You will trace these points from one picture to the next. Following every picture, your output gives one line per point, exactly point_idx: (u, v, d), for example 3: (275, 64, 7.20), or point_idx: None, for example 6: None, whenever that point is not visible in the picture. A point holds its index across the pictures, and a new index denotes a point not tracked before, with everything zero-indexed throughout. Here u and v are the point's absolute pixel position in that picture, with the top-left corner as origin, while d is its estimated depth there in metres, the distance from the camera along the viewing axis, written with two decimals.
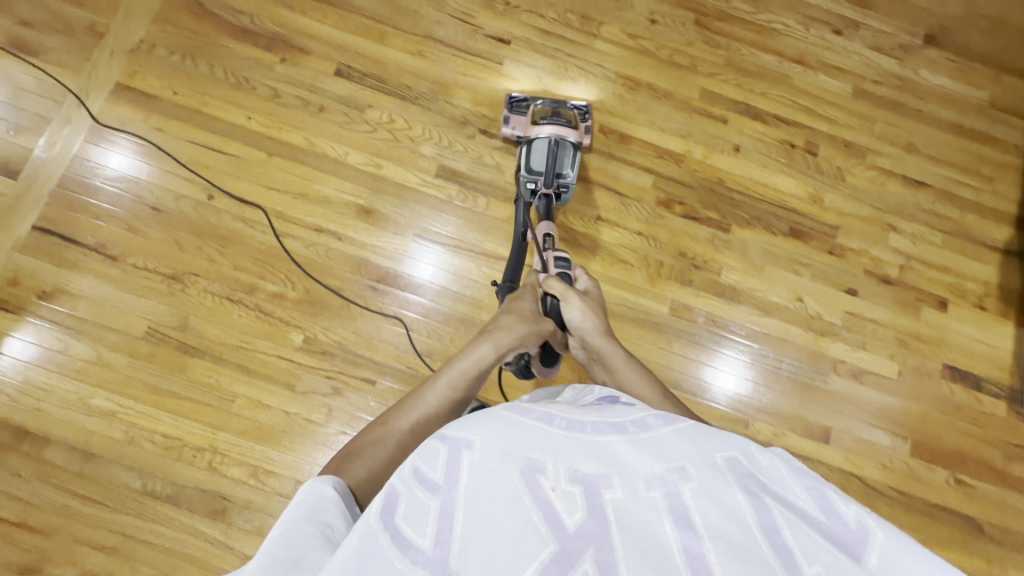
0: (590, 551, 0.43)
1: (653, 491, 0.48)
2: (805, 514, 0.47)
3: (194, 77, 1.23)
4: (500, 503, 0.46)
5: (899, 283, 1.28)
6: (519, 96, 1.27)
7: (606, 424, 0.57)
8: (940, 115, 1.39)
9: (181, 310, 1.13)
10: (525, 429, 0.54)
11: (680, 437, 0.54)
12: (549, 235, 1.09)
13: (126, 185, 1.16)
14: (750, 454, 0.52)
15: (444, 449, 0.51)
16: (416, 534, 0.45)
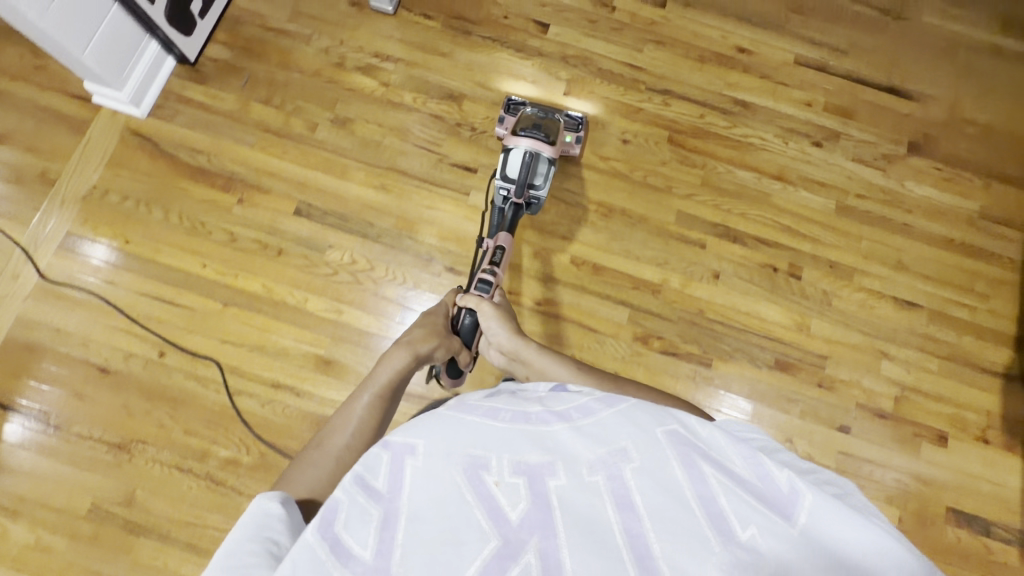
0: (533, 541, 0.45)
1: (595, 475, 0.49)
2: (736, 476, 0.50)
3: (147, 225, 1.19)
4: (443, 502, 0.47)
5: (896, 417, 1.21)
6: (519, 100, 1.28)
7: (550, 414, 0.58)
8: (932, 224, 1.33)
9: (126, 486, 1.06)
10: (463, 427, 0.54)
11: (620, 418, 0.55)
12: (501, 247, 1.10)
13: (75, 344, 1.11)
14: (688, 426, 0.54)
15: (389, 457, 0.51)
16: (357, 545, 0.44)
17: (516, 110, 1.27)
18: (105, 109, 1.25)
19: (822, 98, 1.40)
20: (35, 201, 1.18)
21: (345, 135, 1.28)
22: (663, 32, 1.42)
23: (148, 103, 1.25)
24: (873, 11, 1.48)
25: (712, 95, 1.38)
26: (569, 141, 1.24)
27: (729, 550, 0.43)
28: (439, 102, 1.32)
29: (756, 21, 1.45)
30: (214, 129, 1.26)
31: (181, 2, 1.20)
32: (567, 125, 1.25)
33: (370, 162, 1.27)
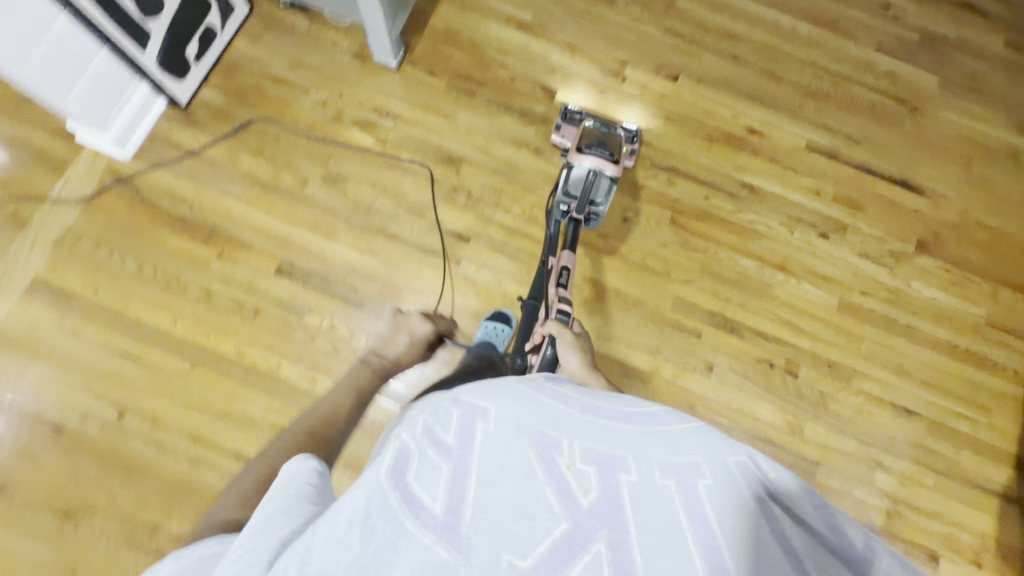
0: (602, 531, 0.44)
1: (667, 480, 0.49)
2: (811, 528, 0.48)
3: (119, 278, 1.14)
4: (506, 472, 0.48)
5: (887, 534, 1.16)
6: (576, 108, 1.30)
7: (618, 415, 0.62)
8: (935, 331, 1.29)
9: (69, 559, 0.99)
10: (539, 404, 0.59)
11: (691, 436, 0.57)
12: (565, 269, 1.14)
13: (34, 401, 1.06)
14: (763, 462, 0.53)
15: (460, 415, 0.54)
16: (426, 497, 0.45)
17: (573, 119, 1.29)
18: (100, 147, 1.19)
19: (831, 187, 1.37)
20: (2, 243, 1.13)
21: (336, 193, 1.23)
22: (672, 107, 1.39)
23: (132, 145, 1.21)
24: (888, 102, 1.46)
25: (720, 176, 1.35)
26: (626, 151, 1.27)
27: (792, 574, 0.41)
28: (436, 165, 1.28)
29: (769, 103, 1.42)
30: (201, 180, 1.21)
31: (175, 46, 1.16)
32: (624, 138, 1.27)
33: (359, 224, 1.22)
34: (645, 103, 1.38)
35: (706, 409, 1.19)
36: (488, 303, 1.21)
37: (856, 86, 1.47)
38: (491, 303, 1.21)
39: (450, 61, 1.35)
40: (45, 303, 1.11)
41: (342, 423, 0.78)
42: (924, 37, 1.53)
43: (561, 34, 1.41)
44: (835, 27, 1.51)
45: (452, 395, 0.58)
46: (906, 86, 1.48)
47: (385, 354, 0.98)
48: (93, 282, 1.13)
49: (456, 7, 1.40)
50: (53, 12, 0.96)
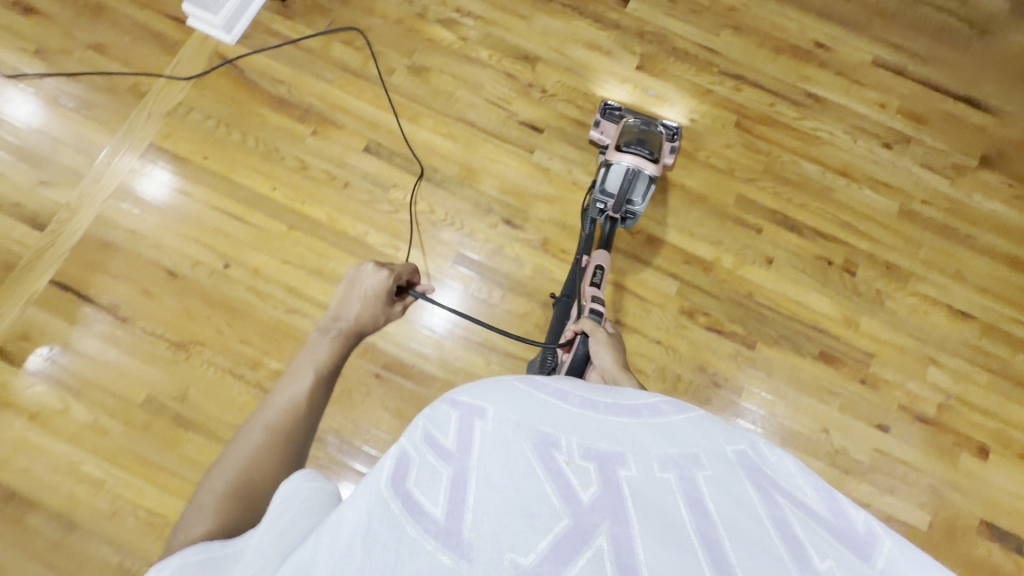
0: (603, 524, 0.37)
1: (667, 473, 0.42)
2: (804, 508, 0.40)
3: (225, 148, 1.25)
4: (501, 469, 0.39)
5: (938, 425, 1.19)
6: (616, 105, 1.26)
7: (615, 404, 0.52)
8: (995, 242, 1.31)
9: (181, 384, 1.11)
10: (534, 396, 0.48)
11: (690, 422, 0.49)
12: (598, 267, 1.10)
13: (150, 249, 1.17)
14: (762, 449, 0.46)
15: (456, 416, 0.42)
16: (427, 502, 0.36)
17: (613, 116, 1.26)
18: (210, 32, 1.31)
19: (895, 102, 1.40)
20: (124, 111, 1.26)
21: (420, 83, 1.32)
22: (741, 20, 1.43)
23: (237, 31, 1.31)
24: (957, 24, 1.48)
25: (785, 86, 1.39)
26: (665, 148, 1.22)
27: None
28: (513, 62, 1.35)
29: (837, 21, 1.45)
30: (299, 65, 1.31)
31: None
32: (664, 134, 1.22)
33: (441, 112, 1.31)
34: (714, 15, 1.43)
35: (764, 299, 1.24)
36: (559, 189, 1.27)
37: (925, 9, 1.48)
38: (558, 188, 1.27)
39: None
40: (160, 166, 1.23)
41: (305, 416, 0.64)
42: None
43: None
44: None
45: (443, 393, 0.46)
46: (976, 10, 1.49)
47: (343, 318, 0.78)
48: (201, 149, 1.24)
49: None
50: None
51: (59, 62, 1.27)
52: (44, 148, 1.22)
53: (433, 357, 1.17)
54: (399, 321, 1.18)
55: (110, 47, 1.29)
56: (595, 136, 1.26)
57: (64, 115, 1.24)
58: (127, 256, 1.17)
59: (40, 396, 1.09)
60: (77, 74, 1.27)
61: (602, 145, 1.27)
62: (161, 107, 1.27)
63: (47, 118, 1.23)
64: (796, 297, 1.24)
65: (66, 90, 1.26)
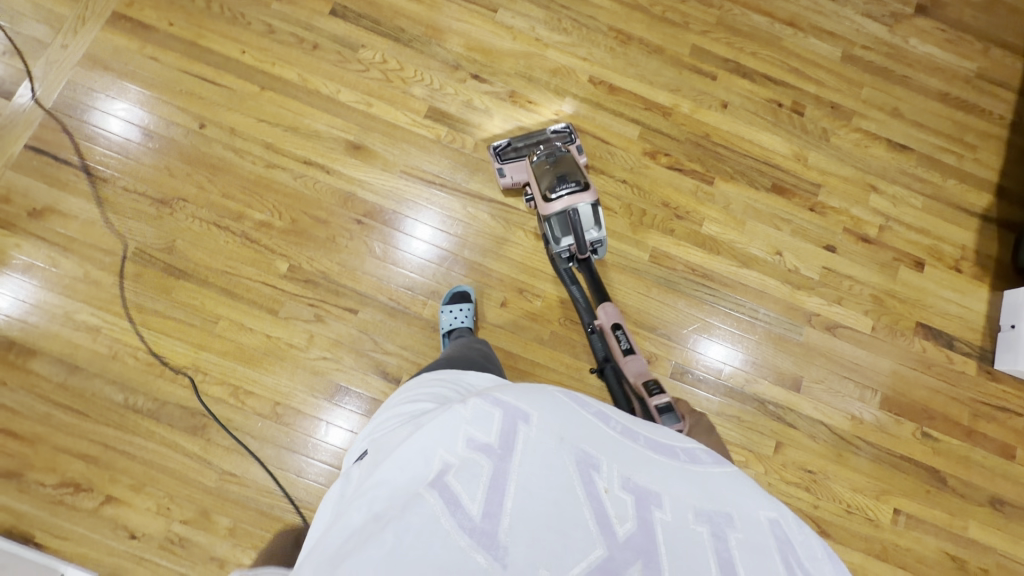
0: (635, 562, 0.40)
1: (701, 525, 0.44)
2: None
3: (190, 14, 1.25)
4: (544, 478, 0.45)
5: (879, 244, 1.30)
6: (500, 144, 1.21)
7: (659, 442, 0.56)
8: (928, 82, 1.41)
9: (168, 236, 1.14)
10: (582, 418, 0.53)
11: (729, 483, 0.51)
12: (619, 328, 1.11)
13: (124, 114, 1.19)
14: (795, 526, 0.48)
15: (502, 416, 0.49)
16: (465, 496, 0.43)
17: (506, 154, 1.21)
18: None
19: None
20: None
21: None
22: None
23: None
24: None
25: None
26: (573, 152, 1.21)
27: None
28: None
29: None
30: None
31: None
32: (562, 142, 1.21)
33: None
34: None
35: (720, 140, 1.32)
36: (523, 45, 1.32)
37: None
38: (521, 44, 1.32)
39: None
40: (126, 35, 1.23)
41: None
42: None
43: None
44: None
45: (490, 395, 0.53)
46: None
47: None
48: (165, 16, 1.25)
49: None
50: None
51: None
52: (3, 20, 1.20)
53: (410, 204, 1.21)
54: (376, 171, 1.22)
55: None
56: (507, 183, 1.21)
57: None
58: (102, 121, 1.18)
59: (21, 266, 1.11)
60: None
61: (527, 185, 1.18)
62: None
63: None
64: (749, 138, 1.33)
65: None
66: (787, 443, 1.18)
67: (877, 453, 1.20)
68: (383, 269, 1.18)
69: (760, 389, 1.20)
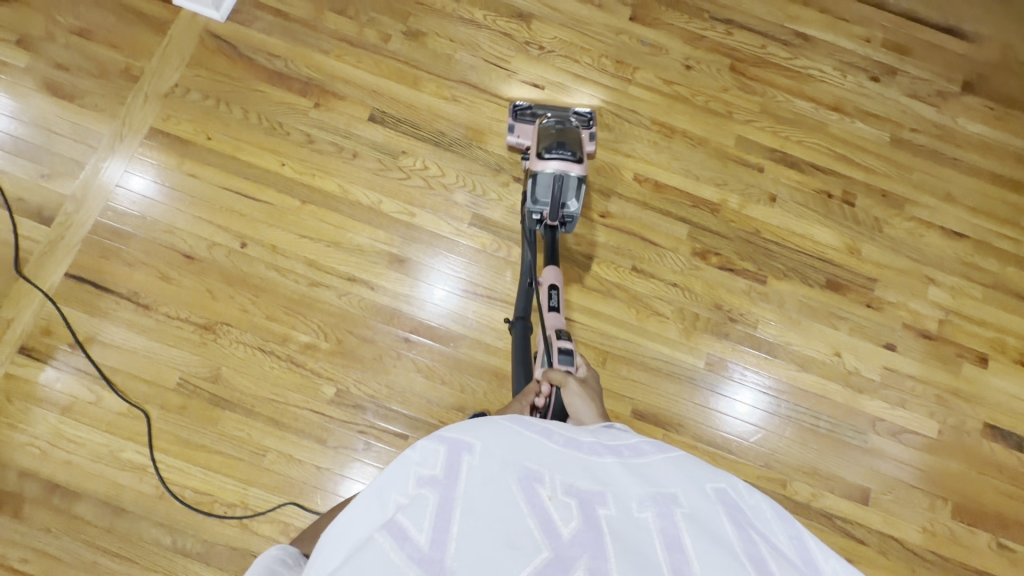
0: (583, 558, 0.42)
1: (644, 511, 0.47)
2: (789, 559, 0.45)
3: (227, 126, 1.23)
4: (490, 498, 0.45)
5: (939, 339, 1.26)
6: (524, 103, 1.26)
7: (604, 443, 0.57)
8: (981, 162, 1.37)
9: (212, 363, 1.11)
10: (523, 435, 0.53)
11: (669, 463, 0.53)
12: (552, 287, 1.11)
13: (164, 235, 1.16)
14: (741, 491, 0.51)
15: (444, 449, 0.49)
16: (413, 527, 0.42)
17: (525, 115, 1.25)
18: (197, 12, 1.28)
19: (880, 34, 1.43)
20: (119, 95, 1.22)
21: (417, 47, 1.31)
22: None
23: (224, 9, 1.29)
24: None
25: (774, 27, 1.41)
26: (584, 137, 1.22)
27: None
28: (508, 21, 1.35)
29: None
30: (292, 37, 1.29)
31: None
32: (579, 124, 1.22)
33: (440, 75, 1.30)
34: None
35: (771, 235, 1.28)
36: None
37: None
38: None
39: None
40: (163, 151, 1.20)
41: None
42: None
43: None
44: None
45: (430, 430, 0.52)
46: None
47: None
48: (202, 129, 1.22)
49: None
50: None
51: (42, 53, 1.22)
52: (39, 141, 1.18)
53: (457, 317, 1.18)
54: (421, 285, 1.19)
55: (94, 32, 1.25)
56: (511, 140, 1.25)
57: (55, 105, 1.20)
58: (141, 242, 1.16)
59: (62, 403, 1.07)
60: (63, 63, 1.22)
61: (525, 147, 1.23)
62: (155, 90, 1.23)
63: (37, 109, 1.20)
64: (799, 231, 1.29)
65: (53, 80, 1.21)
66: (858, 560, 1.13)
67: (951, 566, 1.15)
68: (399, 350, 1.15)
69: (826, 502, 1.15)
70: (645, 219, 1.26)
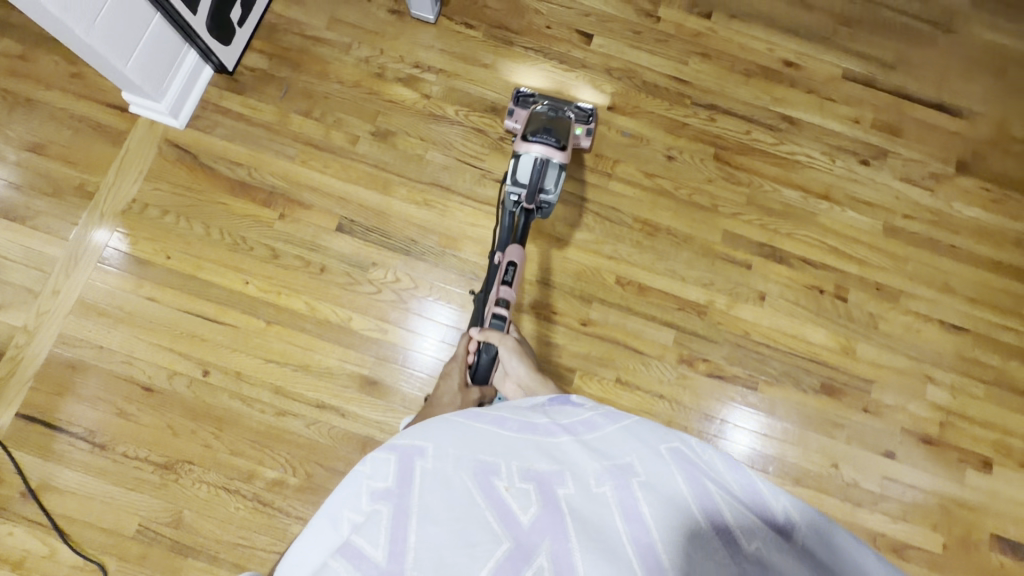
0: (544, 544, 0.45)
1: (602, 486, 0.50)
2: (736, 500, 0.50)
3: (187, 243, 1.17)
4: (444, 501, 0.47)
5: (941, 443, 1.20)
6: (528, 91, 1.25)
7: (558, 423, 0.59)
8: (978, 249, 1.31)
9: (174, 507, 1.05)
10: (475, 430, 0.55)
11: (622, 433, 0.57)
12: (512, 264, 1.07)
13: (121, 365, 1.10)
14: (693, 447, 0.55)
15: (396, 459, 0.51)
16: (369, 544, 0.44)
17: (526, 102, 1.25)
18: (155, 119, 1.22)
19: (869, 114, 1.37)
20: (75, 213, 1.17)
21: (387, 149, 1.25)
22: (708, 43, 1.39)
23: (185, 115, 1.23)
24: (921, 25, 1.45)
25: (759, 110, 1.36)
26: (579, 133, 1.22)
27: (733, 553, 0.44)
28: (482, 116, 1.29)
29: (804, 34, 1.42)
30: (255, 142, 1.23)
31: (223, 11, 1.17)
32: (577, 119, 1.22)
33: (411, 177, 1.24)
34: (678, 43, 1.38)
35: (760, 337, 1.22)
36: (544, 248, 1.24)
37: (889, 9, 1.45)
38: (542, 245, 1.24)
39: (486, 9, 1.36)
40: (121, 273, 1.15)
41: None
42: None
43: None
44: None
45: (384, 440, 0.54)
46: (938, 7, 1.47)
47: None
48: (162, 247, 1.16)
49: None
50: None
51: None
52: None
53: None
54: (395, 409, 1.13)
55: (48, 147, 1.19)
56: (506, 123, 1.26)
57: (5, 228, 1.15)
58: (98, 374, 1.10)
59: (15, 559, 1.01)
60: (14, 182, 1.17)
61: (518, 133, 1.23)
62: (113, 205, 1.18)
63: None
64: (790, 331, 1.23)
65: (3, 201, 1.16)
66: None
67: None
68: (389, 409, 1.13)
69: None
70: (629, 325, 1.21)
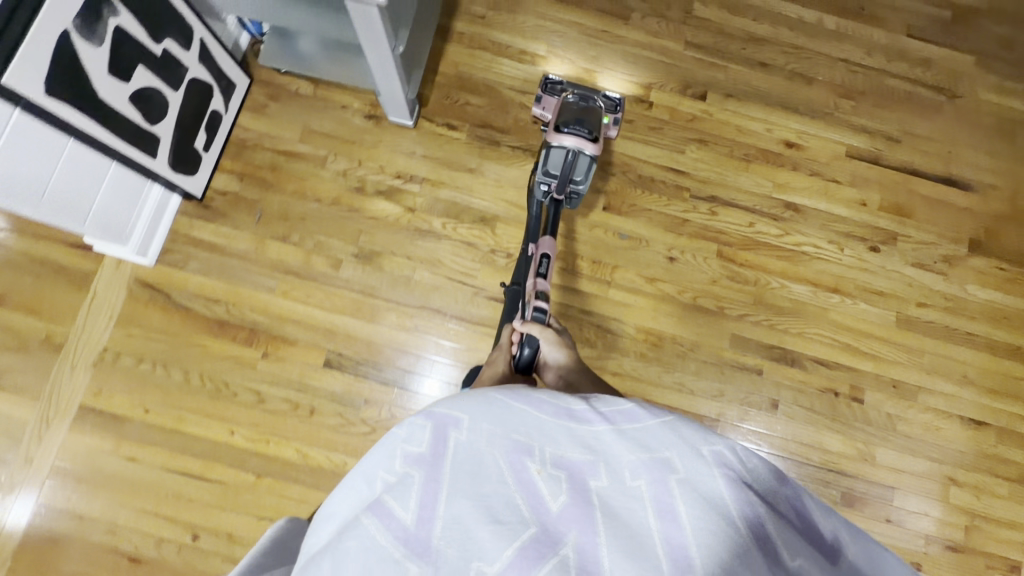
0: (570, 534, 0.42)
1: (637, 480, 0.46)
2: (783, 515, 0.46)
3: (166, 394, 1.10)
4: (478, 487, 0.44)
5: (966, 548, 1.16)
6: (556, 79, 1.22)
7: (598, 408, 0.53)
8: (994, 334, 1.26)
9: None
10: (512, 409, 0.51)
11: (667, 427, 0.50)
12: (545, 256, 1.04)
13: (104, 536, 1.04)
14: (740, 452, 0.50)
15: (431, 429, 0.49)
16: (400, 507, 0.44)
17: (554, 90, 1.22)
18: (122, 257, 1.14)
19: (876, 195, 1.31)
20: (41, 370, 1.09)
21: (373, 271, 1.18)
22: (704, 128, 1.32)
23: (155, 250, 1.15)
24: (926, 92, 1.38)
25: (762, 198, 1.29)
26: (608, 122, 1.18)
27: (777, 573, 0.41)
28: (471, 227, 1.22)
29: (805, 111, 1.35)
30: (231, 275, 1.16)
31: (185, 142, 1.09)
32: (606, 108, 1.19)
33: (400, 301, 1.18)
34: (674, 131, 1.31)
35: (775, 448, 1.17)
36: None
37: (890, 78, 1.38)
38: None
39: (467, 108, 1.28)
40: (97, 433, 1.08)
41: None
42: (957, 12, 1.44)
43: (578, 63, 1.33)
44: (863, 15, 1.42)
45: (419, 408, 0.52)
46: (942, 71, 1.40)
47: None
48: (139, 400, 1.09)
49: (462, 48, 1.31)
50: (61, 139, 0.87)
51: None
52: None
53: None
54: None
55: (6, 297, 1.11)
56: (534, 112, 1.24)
57: None
58: (80, 547, 1.03)
59: None
60: None
61: (546, 120, 1.20)
62: (84, 356, 1.11)
63: None
64: (805, 439, 1.18)
65: None
66: None
67: None
68: None
69: None
70: None
